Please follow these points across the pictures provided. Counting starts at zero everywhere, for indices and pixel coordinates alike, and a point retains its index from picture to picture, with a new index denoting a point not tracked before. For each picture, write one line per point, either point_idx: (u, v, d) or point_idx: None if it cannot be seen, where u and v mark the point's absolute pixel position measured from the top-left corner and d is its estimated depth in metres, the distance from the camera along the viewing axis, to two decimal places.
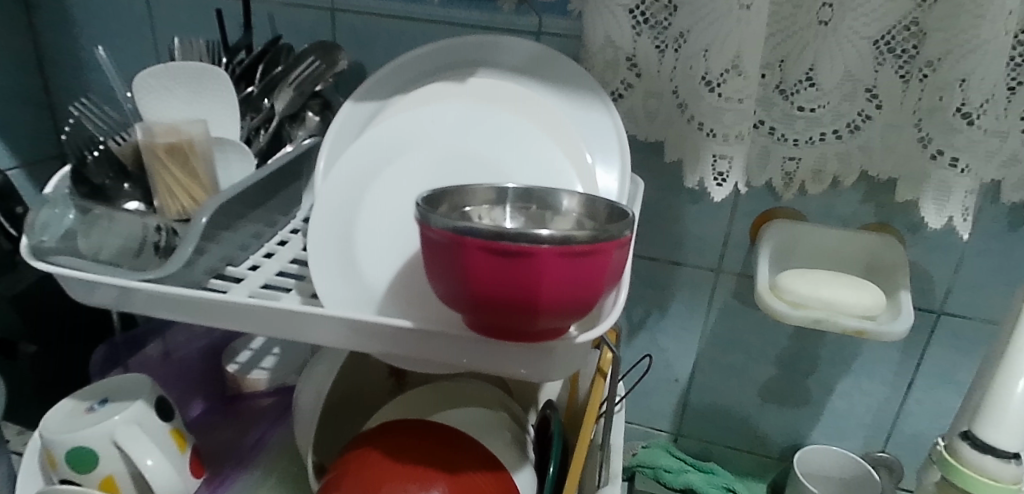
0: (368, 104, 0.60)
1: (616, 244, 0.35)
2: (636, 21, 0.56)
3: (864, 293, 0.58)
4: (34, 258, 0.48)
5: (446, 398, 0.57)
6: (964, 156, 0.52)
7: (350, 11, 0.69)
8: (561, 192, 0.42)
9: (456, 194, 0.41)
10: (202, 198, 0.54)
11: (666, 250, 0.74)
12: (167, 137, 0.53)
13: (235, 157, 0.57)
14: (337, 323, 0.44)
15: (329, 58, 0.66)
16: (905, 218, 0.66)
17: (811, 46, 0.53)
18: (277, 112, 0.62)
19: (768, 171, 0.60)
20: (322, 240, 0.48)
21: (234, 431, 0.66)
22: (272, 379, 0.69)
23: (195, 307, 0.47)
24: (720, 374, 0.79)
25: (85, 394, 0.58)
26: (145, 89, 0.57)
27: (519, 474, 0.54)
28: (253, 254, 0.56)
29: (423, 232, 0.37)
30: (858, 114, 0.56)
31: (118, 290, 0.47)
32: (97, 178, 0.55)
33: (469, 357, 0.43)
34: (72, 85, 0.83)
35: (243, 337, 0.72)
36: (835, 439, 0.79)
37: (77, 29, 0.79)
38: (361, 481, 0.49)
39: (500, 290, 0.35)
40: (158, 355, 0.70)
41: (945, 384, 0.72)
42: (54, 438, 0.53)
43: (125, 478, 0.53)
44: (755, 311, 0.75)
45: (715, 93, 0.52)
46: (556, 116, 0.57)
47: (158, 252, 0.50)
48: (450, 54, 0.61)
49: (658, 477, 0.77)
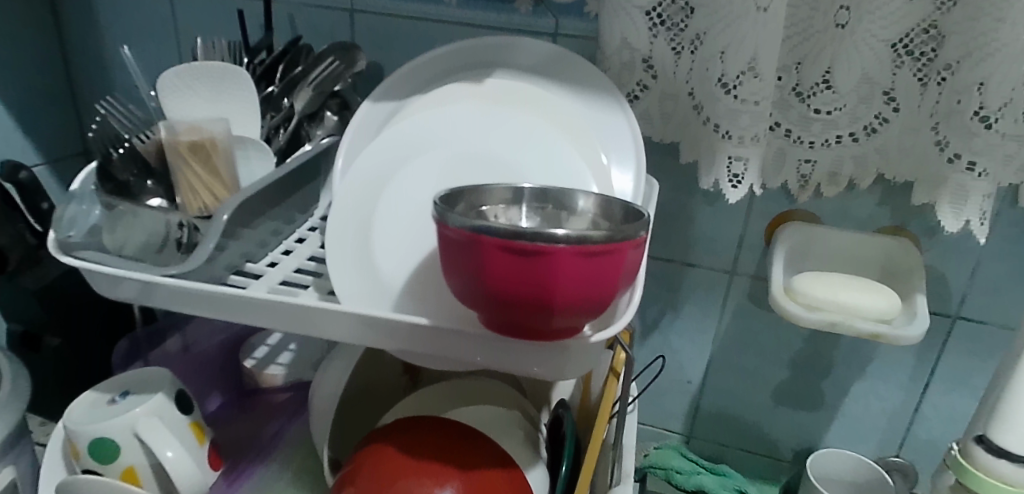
0: (386, 104, 0.61)
1: (631, 244, 0.36)
2: (652, 22, 0.56)
3: (879, 296, 0.58)
4: (61, 253, 0.49)
5: (460, 395, 0.58)
6: (981, 160, 0.52)
7: (368, 12, 0.70)
8: (577, 192, 0.43)
9: (473, 193, 0.42)
10: (224, 195, 0.55)
11: (680, 251, 0.74)
12: (190, 135, 0.54)
13: (257, 156, 0.58)
14: (352, 319, 0.45)
15: (348, 58, 0.67)
16: (922, 222, 0.65)
17: (828, 50, 0.54)
18: (297, 111, 0.63)
19: (783, 173, 0.60)
20: (340, 237, 0.49)
21: (252, 425, 0.67)
22: (289, 375, 0.69)
23: (216, 303, 0.48)
24: (733, 376, 0.79)
25: (107, 386, 0.59)
26: (169, 89, 0.58)
27: (532, 472, 0.54)
28: (272, 251, 0.57)
29: (440, 232, 0.37)
30: (875, 117, 0.56)
31: (141, 285, 0.48)
32: (121, 176, 0.55)
33: (482, 355, 0.43)
34: (99, 84, 0.85)
35: (261, 333, 0.74)
36: (848, 443, 0.78)
37: (104, 29, 0.81)
38: (377, 477, 0.49)
39: (516, 288, 0.36)
40: (177, 349, 0.71)
41: (961, 390, 0.72)
42: (77, 430, 0.54)
43: (146, 469, 0.55)
44: (770, 314, 0.75)
45: (732, 95, 0.53)
46: (570, 118, 0.58)
47: (181, 248, 0.51)
48: (467, 55, 0.61)
49: (669, 478, 0.77)
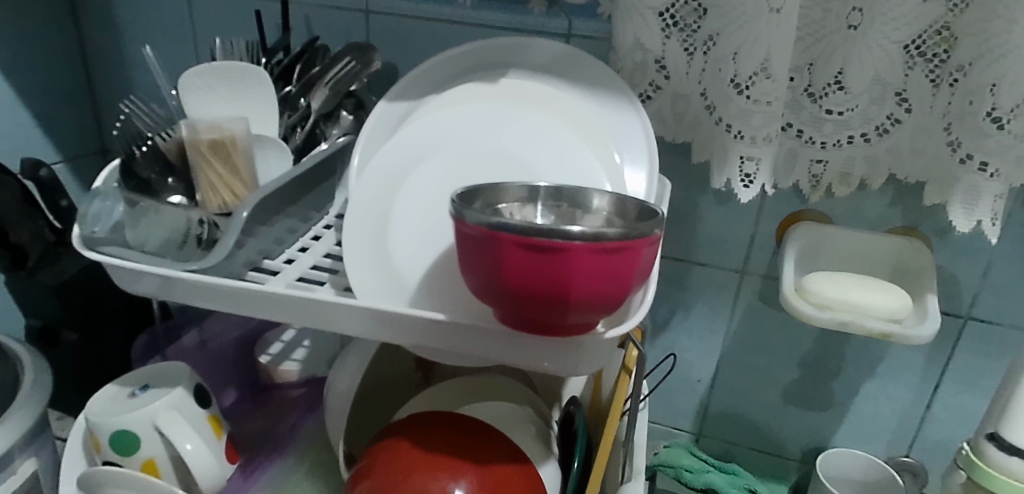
0: (401, 104, 0.61)
1: (646, 241, 0.37)
2: (665, 24, 0.57)
3: (890, 295, 0.58)
4: (85, 248, 0.51)
5: (473, 391, 0.58)
6: (993, 161, 0.52)
7: (383, 13, 0.71)
8: (592, 191, 0.43)
9: (489, 191, 0.42)
10: (243, 193, 0.56)
11: (691, 251, 0.74)
12: (211, 133, 0.55)
13: (274, 155, 0.59)
14: (368, 315, 0.46)
15: (364, 59, 0.67)
16: (933, 222, 0.66)
17: (841, 51, 0.54)
18: (313, 110, 0.64)
19: (794, 175, 0.60)
20: (357, 235, 0.50)
21: (268, 421, 0.68)
22: (303, 370, 0.71)
23: (237, 298, 0.48)
24: (742, 375, 0.79)
25: (127, 380, 0.60)
26: (190, 87, 0.59)
27: (545, 469, 0.55)
28: (289, 248, 0.58)
29: (458, 228, 0.38)
30: (887, 118, 0.56)
31: (161, 279, 0.49)
32: (143, 173, 0.57)
33: (496, 351, 0.44)
34: (116, 83, 0.86)
35: (275, 329, 0.75)
36: (858, 443, 0.78)
37: (122, 29, 0.83)
38: (392, 471, 0.50)
39: (533, 284, 0.36)
40: (194, 345, 0.72)
41: (972, 390, 0.72)
42: (98, 422, 0.55)
43: (165, 461, 0.56)
44: (780, 313, 0.75)
45: (744, 95, 0.53)
46: (583, 118, 0.59)
47: (201, 245, 0.52)
48: (481, 56, 0.62)
49: (679, 476, 0.78)
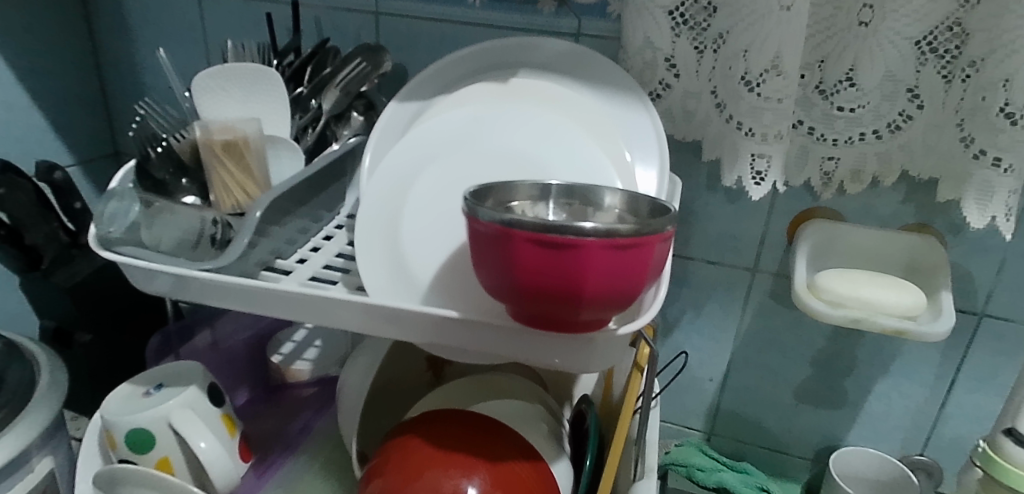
0: (412, 104, 0.62)
1: (659, 237, 0.37)
2: (675, 22, 0.57)
3: (903, 293, 0.58)
4: (100, 248, 0.51)
5: (483, 390, 0.58)
6: (1008, 156, 0.52)
7: (394, 14, 0.72)
8: (604, 189, 0.43)
9: (501, 190, 0.43)
10: (256, 193, 0.56)
11: (702, 250, 0.74)
12: (223, 134, 0.56)
13: (287, 155, 0.60)
14: (378, 312, 0.46)
15: (374, 59, 0.68)
16: (946, 219, 0.65)
17: (851, 48, 0.54)
18: (324, 111, 0.65)
19: (806, 172, 0.60)
20: (369, 234, 0.50)
21: (279, 420, 0.69)
22: (315, 370, 0.72)
23: (249, 297, 0.49)
24: (753, 374, 0.79)
25: (141, 379, 0.61)
26: (203, 90, 0.60)
27: (556, 466, 0.55)
28: (301, 248, 0.58)
29: (470, 226, 0.38)
30: (899, 115, 0.56)
31: (175, 278, 0.49)
32: (158, 173, 0.57)
33: (507, 349, 0.44)
34: (129, 87, 0.87)
35: (286, 330, 0.76)
36: (872, 442, 0.78)
37: (134, 33, 0.83)
38: (404, 468, 0.50)
39: (546, 280, 0.36)
40: (206, 345, 0.73)
41: (986, 388, 0.71)
42: (114, 420, 0.55)
43: (179, 459, 0.56)
44: (792, 312, 0.75)
45: (755, 93, 0.53)
46: (594, 116, 0.59)
47: (215, 244, 0.53)
48: (490, 56, 0.62)
49: (691, 475, 0.78)
